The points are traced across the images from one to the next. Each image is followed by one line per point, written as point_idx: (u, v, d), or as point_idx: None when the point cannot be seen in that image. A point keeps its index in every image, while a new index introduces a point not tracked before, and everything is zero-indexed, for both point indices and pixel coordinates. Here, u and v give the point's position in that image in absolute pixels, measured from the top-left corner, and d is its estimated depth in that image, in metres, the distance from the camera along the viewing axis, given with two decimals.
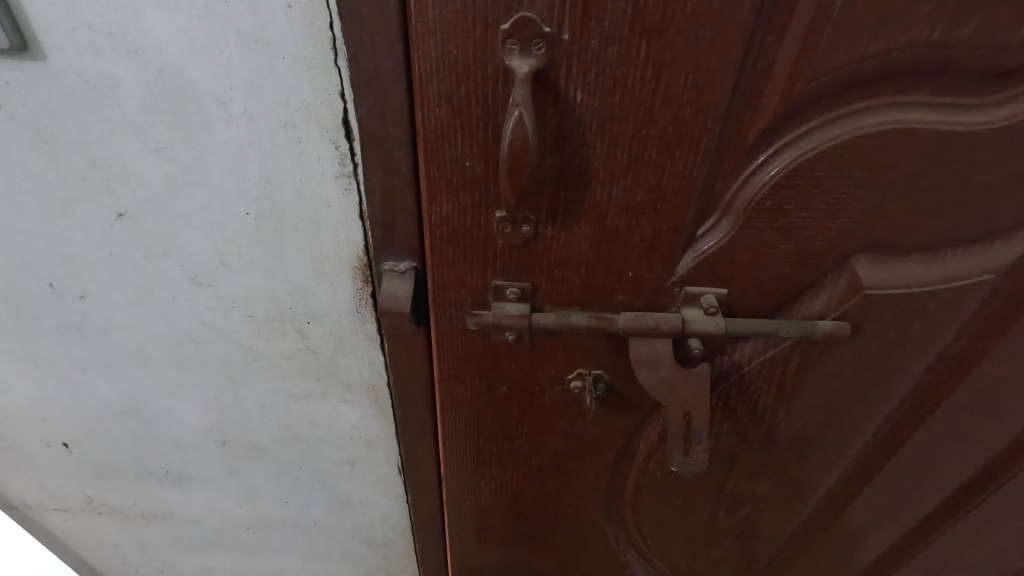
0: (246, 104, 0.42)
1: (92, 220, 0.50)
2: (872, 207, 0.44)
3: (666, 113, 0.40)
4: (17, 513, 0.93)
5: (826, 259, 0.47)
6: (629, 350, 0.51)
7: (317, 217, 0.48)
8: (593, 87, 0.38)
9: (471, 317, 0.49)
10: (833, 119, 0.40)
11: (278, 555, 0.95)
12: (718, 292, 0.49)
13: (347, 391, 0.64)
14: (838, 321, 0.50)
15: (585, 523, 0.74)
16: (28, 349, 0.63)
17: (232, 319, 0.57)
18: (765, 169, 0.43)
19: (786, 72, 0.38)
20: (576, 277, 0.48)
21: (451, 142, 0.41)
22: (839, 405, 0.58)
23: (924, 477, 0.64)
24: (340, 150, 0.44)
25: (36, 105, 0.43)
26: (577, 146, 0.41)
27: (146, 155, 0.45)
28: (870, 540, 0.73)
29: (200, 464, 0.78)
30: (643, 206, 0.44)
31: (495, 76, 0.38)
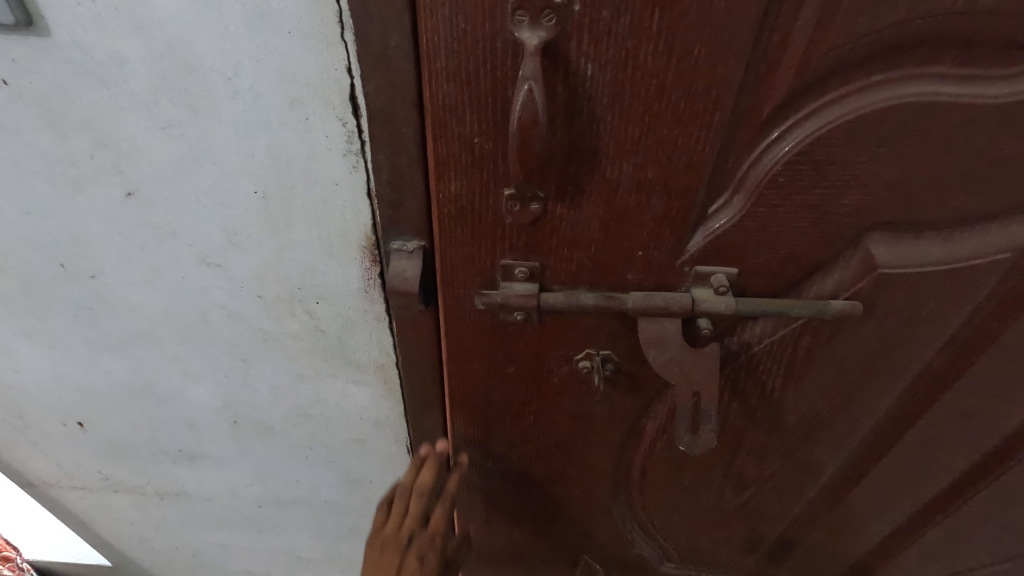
0: (253, 80, 0.42)
1: (102, 199, 0.50)
2: (888, 184, 0.43)
3: (679, 87, 0.39)
4: (36, 491, 0.96)
5: (839, 237, 0.47)
6: (639, 330, 0.50)
7: (325, 195, 0.48)
8: (604, 60, 0.38)
9: (480, 298, 0.50)
10: (851, 92, 0.39)
11: (289, 532, 0.97)
12: (728, 271, 0.49)
13: (356, 372, 0.65)
14: (849, 301, 0.49)
15: (591, 503, 0.75)
16: (42, 329, 0.64)
17: (241, 299, 0.58)
18: (779, 145, 0.42)
19: (802, 43, 0.37)
20: (585, 257, 0.48)
21: (459, 118, 0.40)
22: (848, 386, 0.58)
23: (932, 458, 0.64)
24: (347, 127, 0.44)
25: (43, 83, 0.43)
26: (587, 121, 0.41)
27: (154, 133, 0.45)
28: (876, 522, 0.73)
29: (212, 443, 0.79)
30: (653, 183, 0.44)
31: (504, 49, 0.37)
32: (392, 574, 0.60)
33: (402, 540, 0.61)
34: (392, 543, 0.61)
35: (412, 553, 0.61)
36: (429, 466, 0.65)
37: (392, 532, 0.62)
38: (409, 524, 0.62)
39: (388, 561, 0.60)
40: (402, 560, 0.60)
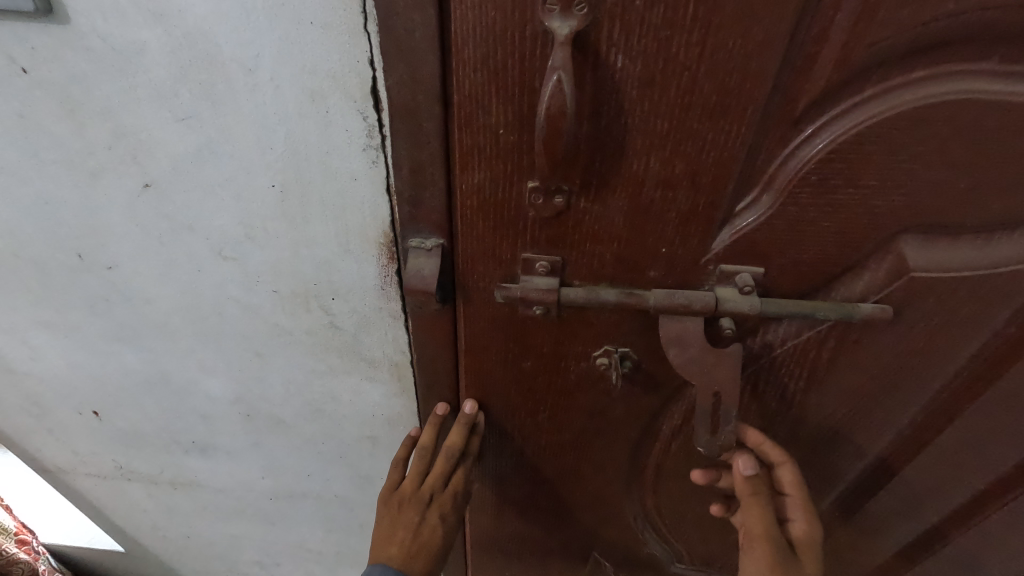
0: (273, 72, 0.41)
1: (120, 190, 0.50)
2: (926, 184, 0.42)
3: (711, 81, 0.37)
4: (52, 476, 0.96)
5: (872, 238, 0.45)
6: (660, 328, 0.49)
7: (344, 190, 0.48)
8: (635, 52, 0.36)
9: (499, 290, 0.49)
10: (891, 88, 0.38)
11: (299, 525, 0.98)
12: (754, 270, 0.47)
13: (371, 369, 0.64)
14: (879, 305, 0.47)
15: (604, 502, 0.74)
16: (60, 319, 0.64)
17: (257, 293, 0.57)
18: (812, 142, 0.41)
19: (842, 37, 0.35)
20: (607, 252, 0.47)
21: (486, 108, 0.40)
22: (873, 392, 0.56)
23: (957, 468, 0.62)
24: (368, 121, 0.43)
25: (63, 71, 0.42)
26: (614, 115, 0.39)
27: (172, 124, 0.45)
28: (895, 531, 0.72)
29: (225, 436, 0.79)
30: (680, 179, 0.42)
31: (533, 39, 0.36)
32: (410, 531, 0.61)
33: (423, 499, 0.61)
34: (412, 501, 0.62)
35: (432, 510, 0.62)
36: (455, 427, 0.62)
37: (411, 492, 0.62)
38: (430, 483, 0.62)
39: (407, 517, 0.61)
40: (420, 518, 0.61)
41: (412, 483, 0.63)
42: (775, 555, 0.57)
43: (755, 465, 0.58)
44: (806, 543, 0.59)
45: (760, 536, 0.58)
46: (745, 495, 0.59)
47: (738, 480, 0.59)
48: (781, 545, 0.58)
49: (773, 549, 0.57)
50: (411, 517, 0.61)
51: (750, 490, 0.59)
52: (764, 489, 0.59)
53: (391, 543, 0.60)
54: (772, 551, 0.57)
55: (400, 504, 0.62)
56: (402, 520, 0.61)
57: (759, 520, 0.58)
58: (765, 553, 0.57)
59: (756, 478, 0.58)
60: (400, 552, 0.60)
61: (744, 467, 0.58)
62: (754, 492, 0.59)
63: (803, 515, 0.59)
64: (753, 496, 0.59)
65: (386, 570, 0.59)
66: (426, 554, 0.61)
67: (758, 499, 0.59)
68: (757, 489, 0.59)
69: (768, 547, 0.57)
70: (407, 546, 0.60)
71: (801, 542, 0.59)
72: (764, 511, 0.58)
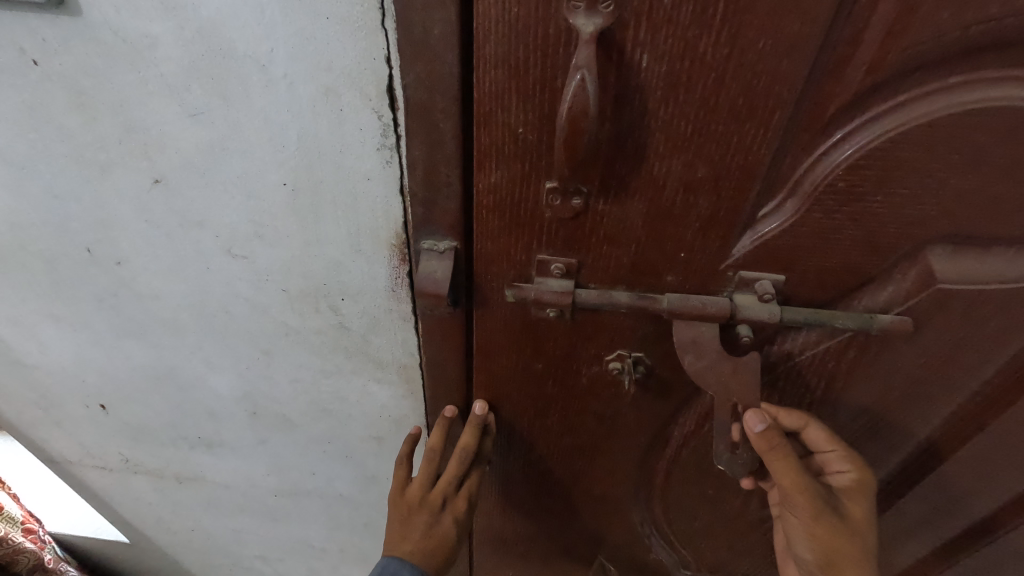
0: (287, 68, 0.40)
1: (130, 185, 0.49)
2: (957, 193, 0.40)
3: (739, 83, 0.36)
4: (59, 467, 0.97)
5: (899, 247, 0.44)
6: (674, 334, 0.48)
7: (357, 190, 0.47)
8: (661, 51, 0.35)
9: (512, 289, 0.48)
10: (927, 93, 0.36)
11: (303, 522, 0.97)
12: (775, 278, 0.46)
13: (379, 370, 0.64)
14: (900, 316, 0.46)
15: (612, 507, 0.74)
16: (68, 312, 0.64)
17: (266, 291, 0.56)
18: (841, 147, 0.39)
19: (877, 41, 0.34)
20: (624, 256, 0.46)
21: (506, 107, 0.39)
22: (891, 402, 0.55)
23: (978, 481, 0.61)
24: (383, 120, 0.42)
25: (74, 64, 0.42)
26: (638, 116, 0.38)
27: (184, 120, 0.44)
28: (909, 541, 0.71)
29: (231, 432, 0.79)
30: (703, 183, 0.41)
31: (556, 37, 0.35)
32: (423, 532, 0.60)
33: (434, 501, 0.61)
34: (424, 502, 0.61)
35: (447, 513, 0.62)
36: (468, 430, 0.61)
37: (423, 493, 0.62)
38: (443, 487, 0.61)
39: (419, 519, 0.61)
40: (433, 519, 0.61)
41: (424, 484, 0.62)
42: (815, 505, 0.52)
43: (766, 418, 0.48)
44: (853, 488, 0.55)
45: (800, 494, 0.51)
46: (779, 468, 0.50)
47: (752, 442, 0.49)
48: (817, 492, 0.52)
49: (812, 500, 0.52)
50: (424, 518, 0.61)
51: (768, 447, 0.49)
52: (786, 443, 0.49)
53: (405, 541, 0.60)
54: (811, 503, 0.52)
55: (413, 503, 0.62)
56: (415, 520, 0.61)
57: (799, 484, 0.51)
58: (804, 506, 0.52)
59: (773, 433, 0.48)
60: (415, 548, 0.60)
61: (754, 425, 0.47)
62: (777, 451, 0.49)
63: (850, 465, 0.54)
64: (776, 456, 0.49)
65: (401, 565, 0.59)
66: (439, 553, 0.61)
67: (786, 457, 0.50)
68: (779, 447, 0.49)
69: (806, 499, 0.51)
70: (422, 543, 0.60)
71: (848, 488, 0.55)
72: (794, 465, 0.50)
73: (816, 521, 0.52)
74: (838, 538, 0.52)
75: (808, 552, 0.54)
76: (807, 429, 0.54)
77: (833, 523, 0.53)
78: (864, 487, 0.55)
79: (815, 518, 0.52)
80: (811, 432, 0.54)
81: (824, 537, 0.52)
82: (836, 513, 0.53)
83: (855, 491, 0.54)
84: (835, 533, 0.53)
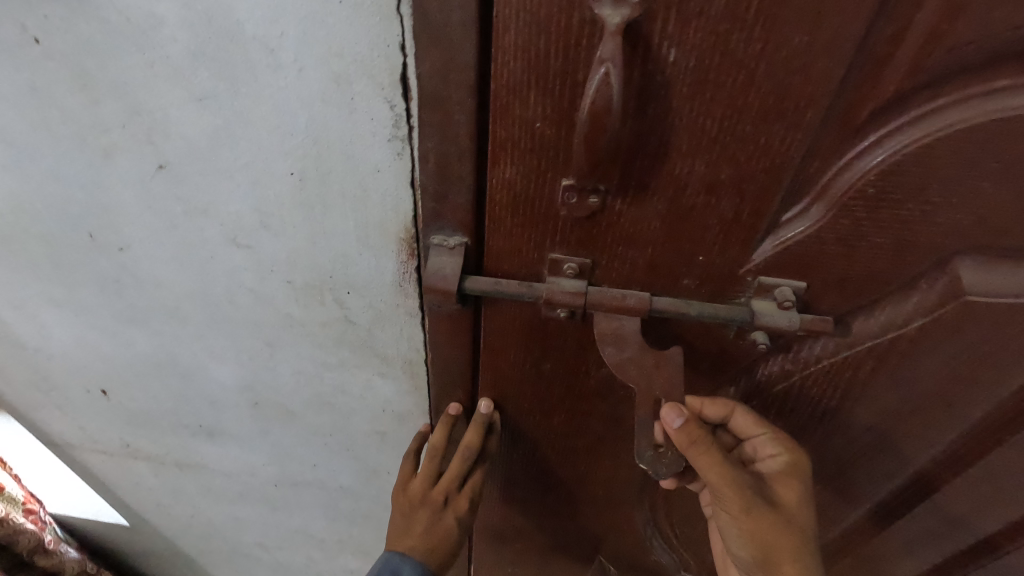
0: (297, 53, 0.38)
1: (133, 170, 0.48)
2: (990, 206, 0.39)
3: (770, 81, 0.34)
4: (61, 450, 0.97)
5: (925, 258, 0.42)
6: (594, 325, 0.47)
7: (366, 182, 0.45)
8: (690, 45, 0.33)
9: (470, 282, 0.47)
10: (967, 98, 0.35)
11: (302, 512, 0.97)
12: (795, 285, 0.45)
13: (383, 364, 0.62)
14: (821, 316, 0.45)
15: (614, 508, 0.73)
16: (70, 297, 0.63)
17: (270, 283, 0.55)
18: (874, 152, 0.38)
19: (920, 40, 0.32)
20: (640, 257, 0.45)
21: (524, 100, 0.37)
22: (907, 416, 0.54)
23: (991, 498, 0.60)
24: (395, 111, 0.41)
25: (77, 42, 0.40)
26: (662, 113, 0.37)
27: (189, 104, 0.42)
28: (914, 555, 0.70)
29: (232, 421, 0.78)
30: (726, 185, 0.40)
31: (580, 28, 0.33)
32: (424, 529, 0.60)
33: (436, 500, 0.61)
34: (425, 500, 0.61)
35: (448, 511, 0.61)
36: (473, 427, 0.60)
37: (426, 489, 0.62)
38: (445, 485, 0.61)
39: (420, 517, 0.61)
40: (435, 516, 0.61)
41: (427, 480, 0.62)
42: (743, 497, 0.51)
43: (684, 412, 0.45)
44: (789, 473, 0.52)
45: (726, 485, 0.50)
46: (698, 459, 0.48)
47: (672, 438, 0.47)
48: (743, 484, 0.51)
49: (738, 492, 0.50)
50: (426, 514, 0.61)
51: (689, 443, 0.47)
52: (707, 437, 0.47)
53: (408, 535, 0.60)
54: (739, 496, 0.50)
55: (416, 499, 0.61)
56: (418, 515, 0.61)
57: (722, 474, 0.49)
58: (731, 499, 0.51)
59: (693, 428, 0.46)
60: (417, 544, 0.60)
61: (672, 419, 0.45)
62: (699, 445, 0.47)
63: (782, 446, 0.52)
64: (697, 449, 0.47)
65: (402, 560, 0.60)
66: (442, 549, 0.61)
67: (708, 451, 0.48)
68: (701, 441, 0.47)
69: (733, 492, 0.50)
70: (424, 540, 0.60)
71: (785, 473, 0.53)
72: (717, 458, 0.49)
73: (745, 514, 0.51)
74: (762, 525, 0.51)
75: (743, 549, 0.53)
76: (734, 415, 0.53)
77: (762, 516, 0.51)
78: (798, 472, 0.52)
79: (743, 511, 0.51)
80: (737, 418, 0.53)
81: (756, 531, 0.51)
82: (766, 503, 0.52)
83: (787, 477, 0.52)
84: (767, 525, 0.51)
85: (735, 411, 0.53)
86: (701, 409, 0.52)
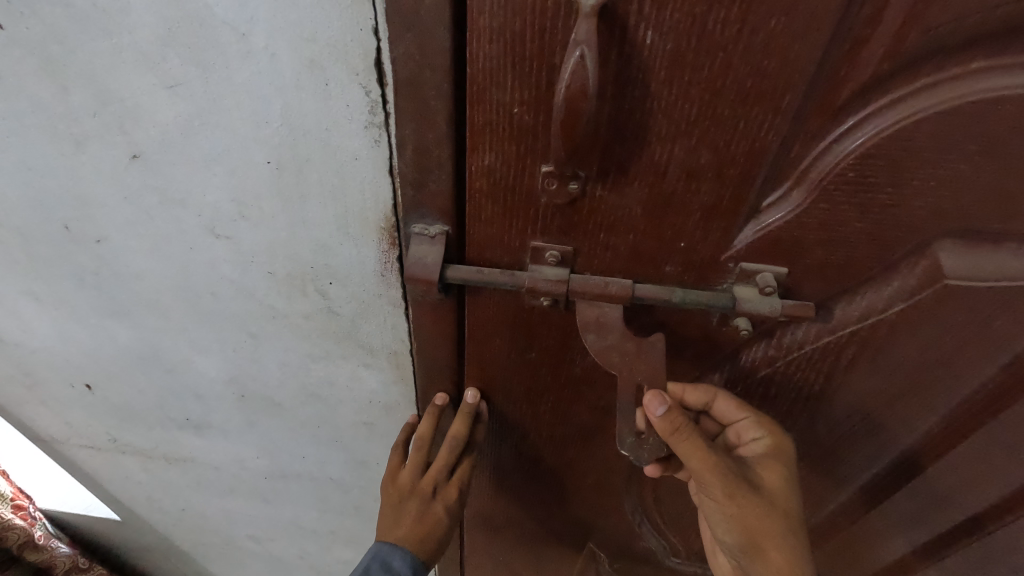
0: (268, 38, 0.37)
1: (106, 160, 0.47)
2: (969, 188, 0.39)
3: (748, 64, 0.34)
4: (48, 446, 0.96)
5: (906, 241, 0.42)
6: (577, 314, 0.47)
7: (344, 171, 0.45)
8: (667, 27, 0.33)
9: (452, 271, 0.46)
10: (945, 79, 0.34)
11: (294, 504, 0.97)
12: (777, 271, 0.45)
13: (368, 355, 0.62)
14: (802, 302, 0.45)
15: (603, 494, 0.74)
16: (49, 290, 0.62)
17: (251, 274, 0.55)
18: (853, 135, 0.37)
19: (897, 21, 0.32)
20: (622, 244, 0.44)
21: (501, 85, 0.37)
22: (890, 399, 0.54)
23: (972, 479, 0.60)
24: (371, 97, 0.40)
25: (42, 28, 0.39)
26: (640, 97, 0.36)
27: (160, 92, 0.41)
28: (898, 536, 0.71)
29: (219, 415, 0.77)
30: (706, 170, 0.39)
31: (556, 10, 0.33)
32: (414, 519, 0.60)
33: (425, 491, 0.61)
34: (414, 491, 0.61)
35: (437, 501, 0.61)
36: (460, 418, 0.60)
37: (415, 480, 0.62)
38: (433, 475, 0.61)
39: (410, 507, 0.61)
40: (424, 506, 0.61)
41: (416, 470, 0.62)
42: (728, 482, 0.51)
43: (667, 400, 0.46)
44: (771, 455, 0.53)
45: (710, 471, 0.50)
46: (682, 446, 0.49)
47: (656, 426, 0.47)
48: (727, 469, 0.51)
49: (723, 478, 0.51)
50: (415, 504, 0.61)
51: (673, 430, 0.47)
52: (690, 423, 0.48)
53: (398, 526, 0.60)
54: (724, 481, 0.51)
55: (405, 489, 0.62)
56: (407, 505, 0.61)
57: (706, 460, 0.50)
58: (717, 484, 0.51)
59: (676, 415, 0.46)
60: (408, 534, 0.60)
61: (655, 408, 0.46)
62: (682, 432, 0.47)
63: (762, 429, 0.54)
64: (681, 436, 0.48)
65: (393, 550, 0.60)
66: (432, 540, 0.61)
67: (691, 437, 0.48)
68: (684, 428, 0.47)
69: (717, 477, 0.51)
70: (414, 531, 0.60)
71: (767, 456, 0.54)
72: (700, 444, 0.49)
73: (732, 500, 0.51)
74: (749, 510, 0.51)
75: (732, 537, 0.53)
76: (715, 402, 0.54)
77: (749, 502, 0.51)
78: (781, 454, 0.53)
79: (729, 497, 0.51)
80: (719, 405, 0.54)
81: (743, 517, 0.51)
82: (753, 488, 0.52)
83: (770, 460, 0.53)
84: (754, 510, 0.51)
85: (717, 397, 0.53)
86: (681, 395, 0.53)
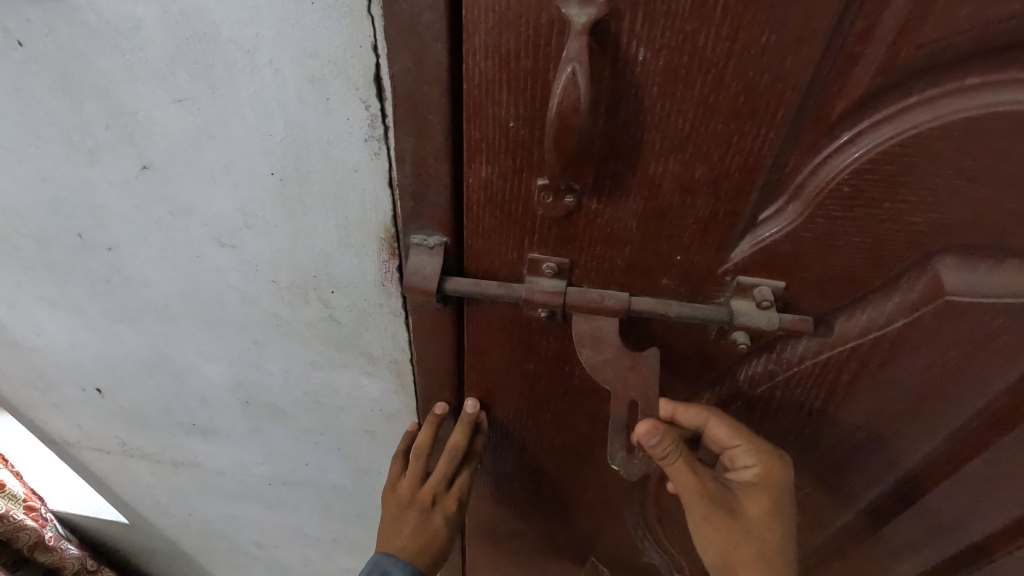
0: (271, 54, 0.39)
1: (118, 170, 0.49)
2: (968, 204, 0.38)
3: (740, 80, 0.34)
4: (60, 447, 0.97)
5: (904, 257, 0.42)
6: (573, 326, 0.47)
7: (345, 182, 0.46)
8: (659, 43, 0.33)
9: (451, 283, 0.47)
10: (941, 95, 0.34)
11: (298, 510, 0.97)
12: (774, 284, 0.44)
13: (369, 364, 0.63)
14: (801, 316, 0.45)
15: (604, 507, 0.73)
16: (63, 296, 0.64)
17: (256, 282, 0.56)
18: (848, 151, 0.37)
19: (888, 37, 0.32)
20: (618, 256, 0.45)
21: (497, 99, 0.37)
22: (893, 417, 0.53)
23: (983, 501, 0.59)
24: (371, 111, 0.41)
25: (59, 44, 0.41)
26: (633, 112, 0.37)
27: (169, 105, 0.43)
28: (908, 558, 0.69)
29: (224, 419, 0.78)
30: (701, 183, 0.40)
31: (549, 26, 0.33)
32: (413, 529, 0.61)
33: (424, 501, 0.61)
34: (414, 501, 0.61)
35: (436, 511, 0.62)
36: (459, 428, 0.60)
37: (414, 490, 0.62)
38: (432, 486, 0.61)
39: (409, 517, 0.61)
40: (424, 516, 0.61)
41: (415, 481, 0.62)
42: (712, 509, 0.52)
43: (659, 433, 0.46)
44: (762, 486, 0.53)
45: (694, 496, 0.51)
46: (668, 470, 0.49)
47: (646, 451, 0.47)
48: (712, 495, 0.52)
49: (707, 504, 0.51)
50: (415, 514, 0.61)
51: (660, 458, 0.47)
52: (679, 451, 0.48)
53: (398, 536, 0.61)
54: (707, 506, 0.51)
55: (405, 500, 0.62)
56: (407, 516, 0.61)
57: (690, 486, 0.50)
58: (700, 508, 0.52)
59: (666, 445, 0.46)
60: (407, 544, 0.60)
61: (647, 438, 0.46)
62: (670, 459, 0.48)
63: (757, 460, 0.52)
64: (668, 463, 0.48)
65: (393, 561, 0.60)
66: (431, 549, 0.61)
67: (679, 464, 0.49)
68: (673, 456, 0.47)
69: (701, 501, 0.51)
70: (414, 540, 0.60)
71: (758, 486, 0.53)
72: (687, 470, 0.50)
73: (710, 523, 0.52)
74: (727, 536, 0.52)
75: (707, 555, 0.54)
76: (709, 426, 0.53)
77: (728, 528, 0.52)
78: (769, 486, 0.53)
79: (710, 521, 0.52)
80: (716, 430, 0.53)
81: (721, 542, 0.52)
82: (734, 514, 0.53)
83: (756, 489, 0.53)
84: (732, 537, 0.52)
85: (711, 420, 0.53)
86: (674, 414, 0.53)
